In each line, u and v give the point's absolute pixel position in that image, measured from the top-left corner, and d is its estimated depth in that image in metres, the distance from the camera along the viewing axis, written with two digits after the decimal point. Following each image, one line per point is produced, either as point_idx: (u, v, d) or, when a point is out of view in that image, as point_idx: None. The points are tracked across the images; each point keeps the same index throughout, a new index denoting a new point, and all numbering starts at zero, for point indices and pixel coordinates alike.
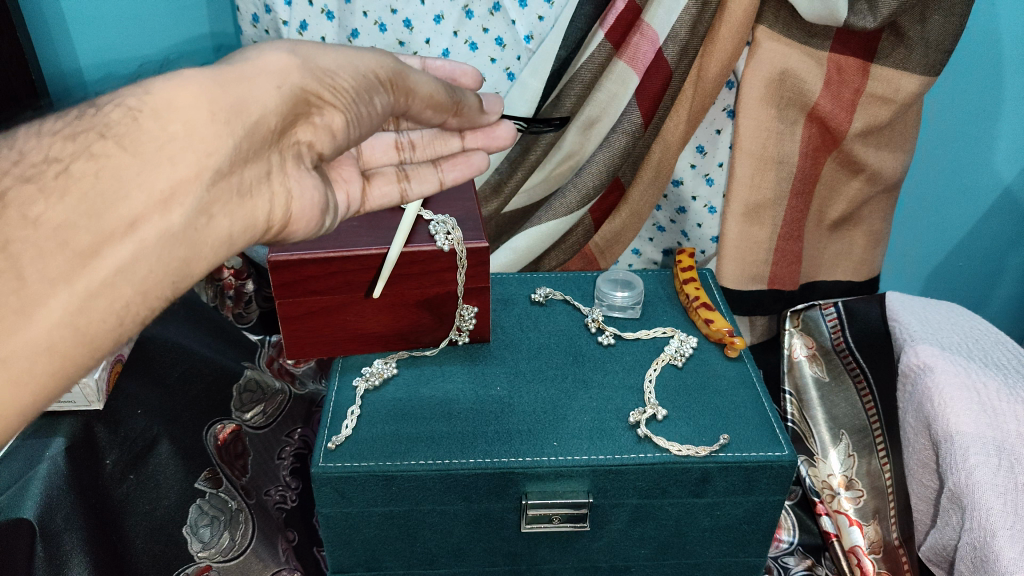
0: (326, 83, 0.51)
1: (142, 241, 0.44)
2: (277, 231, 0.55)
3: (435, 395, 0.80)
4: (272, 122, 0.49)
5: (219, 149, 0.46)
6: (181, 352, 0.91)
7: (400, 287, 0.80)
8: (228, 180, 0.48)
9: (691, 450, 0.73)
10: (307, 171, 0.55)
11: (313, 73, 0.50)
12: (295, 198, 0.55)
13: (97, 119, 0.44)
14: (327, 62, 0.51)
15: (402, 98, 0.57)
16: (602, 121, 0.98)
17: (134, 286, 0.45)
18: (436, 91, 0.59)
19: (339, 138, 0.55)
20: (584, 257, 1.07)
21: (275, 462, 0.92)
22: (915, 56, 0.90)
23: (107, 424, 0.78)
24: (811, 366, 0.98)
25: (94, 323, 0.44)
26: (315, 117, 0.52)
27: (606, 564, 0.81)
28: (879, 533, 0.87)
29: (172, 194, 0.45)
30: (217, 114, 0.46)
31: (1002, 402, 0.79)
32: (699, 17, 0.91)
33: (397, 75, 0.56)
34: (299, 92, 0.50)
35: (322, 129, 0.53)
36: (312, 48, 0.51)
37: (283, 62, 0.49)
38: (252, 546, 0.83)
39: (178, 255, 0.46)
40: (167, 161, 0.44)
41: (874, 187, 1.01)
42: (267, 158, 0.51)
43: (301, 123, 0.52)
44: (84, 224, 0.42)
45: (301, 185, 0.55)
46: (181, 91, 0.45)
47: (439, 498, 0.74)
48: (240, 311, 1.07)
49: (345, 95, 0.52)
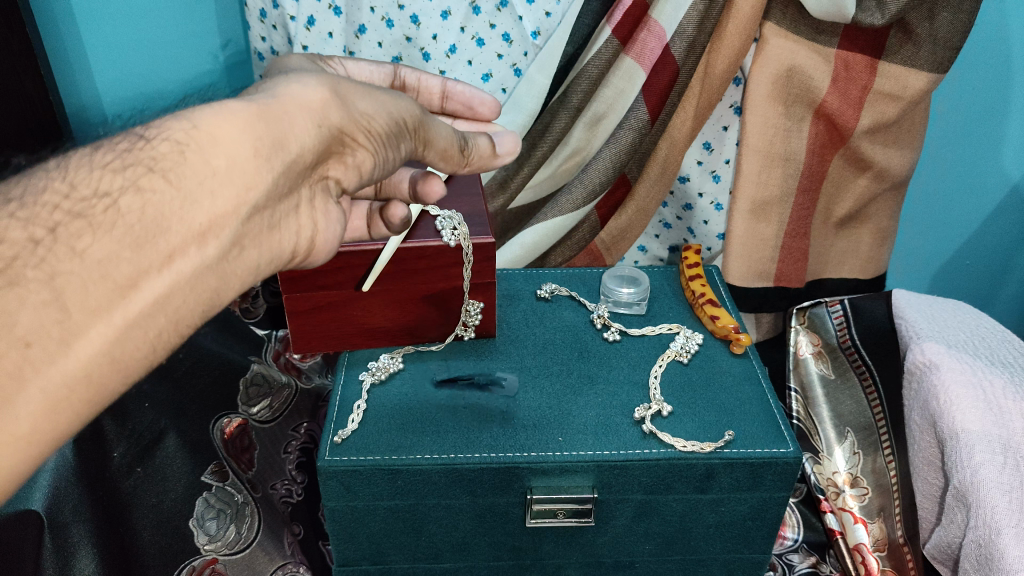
0: (362, 125, 0.52)
1: (178, 274, 0.44)
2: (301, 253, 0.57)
3: (441, 389, 0.81)
4: (307, 160, 0.49)
5: (259, 184, 0.46)
6: (192, 349, 0.93)
7: (407, 281, 0.80)
8: (262, 215, 0.49)
9: (696, 446, 0.74)
10: (333, 206, 0.57)
11: (351, 115, 0.51)
12: (320, 232, 0.57)
13: (144, 152, 0.44)
14: (366, 105, 0.52)
15: (422, 146, 0.59)
16: (608, 117, 0.98)
17: (168, 315, 0.45)
18: (452, 141, 0.61)
19: (365, 175, 0.56)
20: (589, 254, 1.06)
21: (281, 456, 0.91)
22: (923, 52, 0.90)
23: (116, 417, 0.82)
24: (817, 364, 0.99)
25: (131, 353, 0.43)
26: (347, 157, 0.54)
27: (610, 560, 0.82)
28: (884, 531, 0.87)
29: (209, 229, 0.45)
30: (260, 148, 0.46)
31: (1008, 401, 0.79)
32: (706, 14, 0.91)
33: (422, 124, 0.57)
34: (336, 133, 0.51)
35: (351, 168, 0.55)
36: (350, 88, 0.51)
37: (322, 99, 0.49)
38: (257, 540, 0.82)
39: (207, 287, 0.47)
40: (209, 196, 0.44)
41: (881, 185, 1.01)
42: (298, 194, 0.53)
43: (333, 160, 0.53)
44: (126, 256, 0.42)
45: (327, 218, 0.57)
46: (224, 125, 0.45)
47: (444, 493, 0.74)
48: (246, 306, 1.03)
49: (377, 139, 0.53)
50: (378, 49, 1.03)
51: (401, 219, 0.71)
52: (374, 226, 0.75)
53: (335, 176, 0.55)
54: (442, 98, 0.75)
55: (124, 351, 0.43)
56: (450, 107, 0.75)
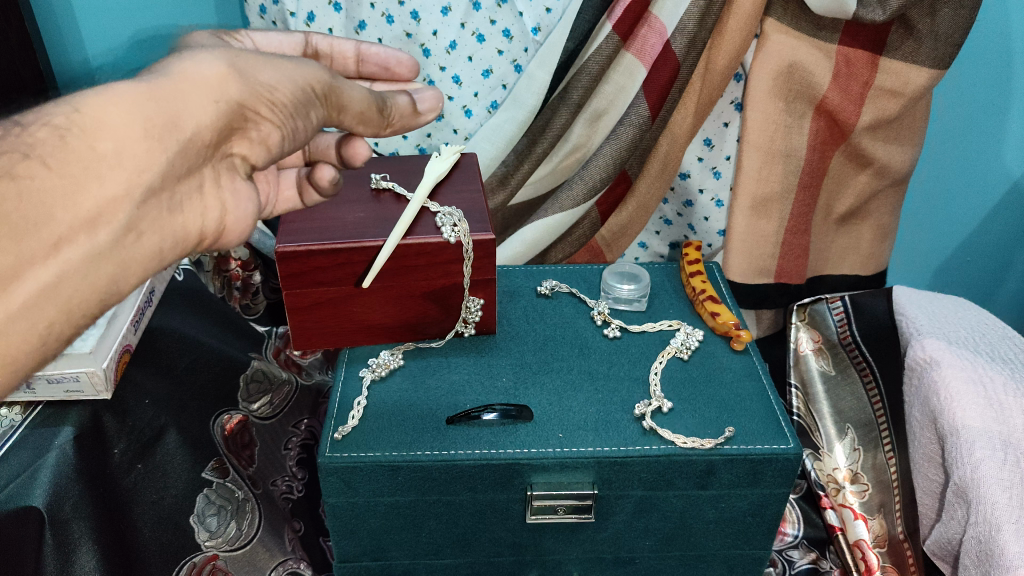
0: (265, 98, 0.49)
1: (66, 262, 0.43)
2: (210, 238, 0.55)
3: (441, 385, 0.81)
4: (205, 138, 0.47)
5: (153, 167, 0.44)
6: (187, 344, 0.88)
7: (406, 278, 0.80)
8: (159, 197, 0.47)
9: (697, 443, 0.74)
10: (242, 183, 0.54)
11: (251, 87, 0.48)
12: (230, 211, 0.54)
13: (21, 139, 0.41)
14: (267, 75, 0.49)
15: (336, 112, 0.56)
16: (609, 113, 0.99)
17: (58, 305, 0.45)
18: (369, 102, 0.57)
19: (274, 149, 0.53)
20: (590, 249, 1.06)
21: (281, 453, 0.93)
22: (924, 49, 0.90)
23: (116, 414, 0.77)
24: (817, 360, 0.98)
25: (16, 341, 0.44)
26: (251, 131, 0.51)
27: (610, 556, 0.82)
28: (884, 527, 0.88)
29: (100, 215, 0.43)
30: (151, 130, 0.44)
31: (1008, 396, 0.79)
32: (707, 10, 0.90)
33: (332, 89, 0.54)
34: (236, 107, 0.48)
35: (257, 143, 0.52)
36: (251, 60, 0.49)
37: (219, 73, 0.47)
38: (258, 537, 0.84)
39: (103, 273, 0.46)
40: (96, 181, 0.43)
41: (882, 181, 1.00)
42: (200, 173, 0.50)
43: (236, 137, 0.51)
44: (7, 246, 0.41)
45: (236, 196, 0.54)
46: (113, 107, 0.43)
47: (444, 489, 0.74)
48: (246, 302, 1.06)
49: (283, 111, 0.50)
50: None
51: (329, 181, 0.68)
52: (306, 194, 0.72)
53: (240, 152, 0.52)
54: (357, 62, 0.68)
55: (9, 337, 0.43)
56: (366, 71, 0.68)
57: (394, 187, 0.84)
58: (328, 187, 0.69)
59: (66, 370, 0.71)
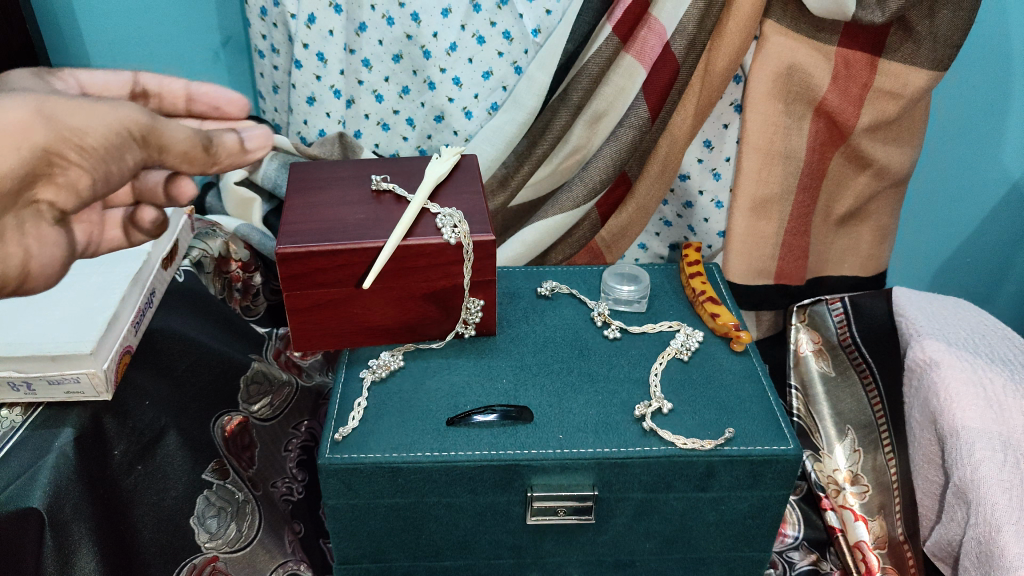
0: (73, 143, 0.47)
1: None
2: (17, 285, 0.53)
3: (441, 387, 0.81)
4: (4, 185, 0.45)
5: None
6: (188, 345, 0.87)
7: (406, 280, 0.80)
8: None
9: (696, 444, 0.74)
10: (50, 229, 0.52)
11: (56, 131, 0.46)
12: (35, 257, 0.52)
13: None
14: (75, 118, 0.47)
15: (156, 152, 0.53)
16: (609, 115, 0.99)
17: None
18: (194, 142, 0.54)
19: (85, 197, 0.51)
20: (590, 251, 1.06)
21: (282, 454, 0.94)
22: (923, 50, 0.91)
23: (117, 416, 0.75)
24: (817, 361, 0.98)
25: None
26: (59, 178, 0.48)
27: (610, 558, 0.82)
28: (884, 529, 0.88)
29: None
30: None
31: (1008, 397, 0.79)
32: (706, 11, 0.91)
33: (150, 130, 0.51)
34: (40, 152, 0.46)
35: (65, 190, 0.49)
36: (61, 102, 0.46)
37: (23, 118, 0.45)
38: (258, 538, 0.85)
39: None
40: None
41: (881, 182, 1.01)
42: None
43: (42, 183, 0.48)
44: None
45: (42, 242, 0.52)
46: None
47: (445, 491, 0.74)
48: (246, 304, 1.06)
49: (92, 156, 0.48)
50: (378, 47, 1.03)
51: (155, 223, 0.64)
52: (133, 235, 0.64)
53: (47, 200, 0.50)
54: (187, 101, 0.63)
55: None
56: (196, 111, 0.63)
57: (394, 188, 0.84)
58: (153, 228, 0.65)
59: (66, 372, 0.69)
